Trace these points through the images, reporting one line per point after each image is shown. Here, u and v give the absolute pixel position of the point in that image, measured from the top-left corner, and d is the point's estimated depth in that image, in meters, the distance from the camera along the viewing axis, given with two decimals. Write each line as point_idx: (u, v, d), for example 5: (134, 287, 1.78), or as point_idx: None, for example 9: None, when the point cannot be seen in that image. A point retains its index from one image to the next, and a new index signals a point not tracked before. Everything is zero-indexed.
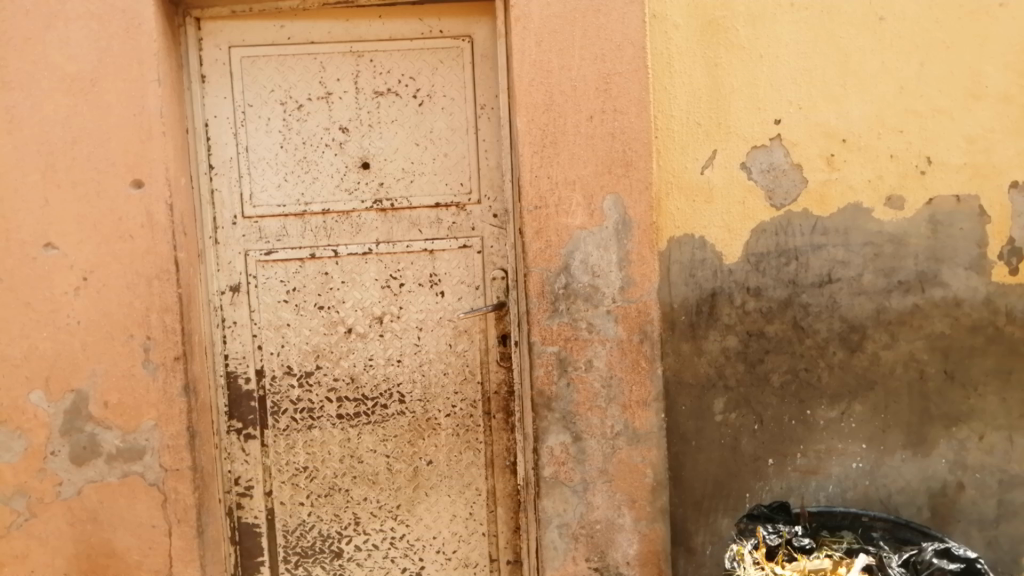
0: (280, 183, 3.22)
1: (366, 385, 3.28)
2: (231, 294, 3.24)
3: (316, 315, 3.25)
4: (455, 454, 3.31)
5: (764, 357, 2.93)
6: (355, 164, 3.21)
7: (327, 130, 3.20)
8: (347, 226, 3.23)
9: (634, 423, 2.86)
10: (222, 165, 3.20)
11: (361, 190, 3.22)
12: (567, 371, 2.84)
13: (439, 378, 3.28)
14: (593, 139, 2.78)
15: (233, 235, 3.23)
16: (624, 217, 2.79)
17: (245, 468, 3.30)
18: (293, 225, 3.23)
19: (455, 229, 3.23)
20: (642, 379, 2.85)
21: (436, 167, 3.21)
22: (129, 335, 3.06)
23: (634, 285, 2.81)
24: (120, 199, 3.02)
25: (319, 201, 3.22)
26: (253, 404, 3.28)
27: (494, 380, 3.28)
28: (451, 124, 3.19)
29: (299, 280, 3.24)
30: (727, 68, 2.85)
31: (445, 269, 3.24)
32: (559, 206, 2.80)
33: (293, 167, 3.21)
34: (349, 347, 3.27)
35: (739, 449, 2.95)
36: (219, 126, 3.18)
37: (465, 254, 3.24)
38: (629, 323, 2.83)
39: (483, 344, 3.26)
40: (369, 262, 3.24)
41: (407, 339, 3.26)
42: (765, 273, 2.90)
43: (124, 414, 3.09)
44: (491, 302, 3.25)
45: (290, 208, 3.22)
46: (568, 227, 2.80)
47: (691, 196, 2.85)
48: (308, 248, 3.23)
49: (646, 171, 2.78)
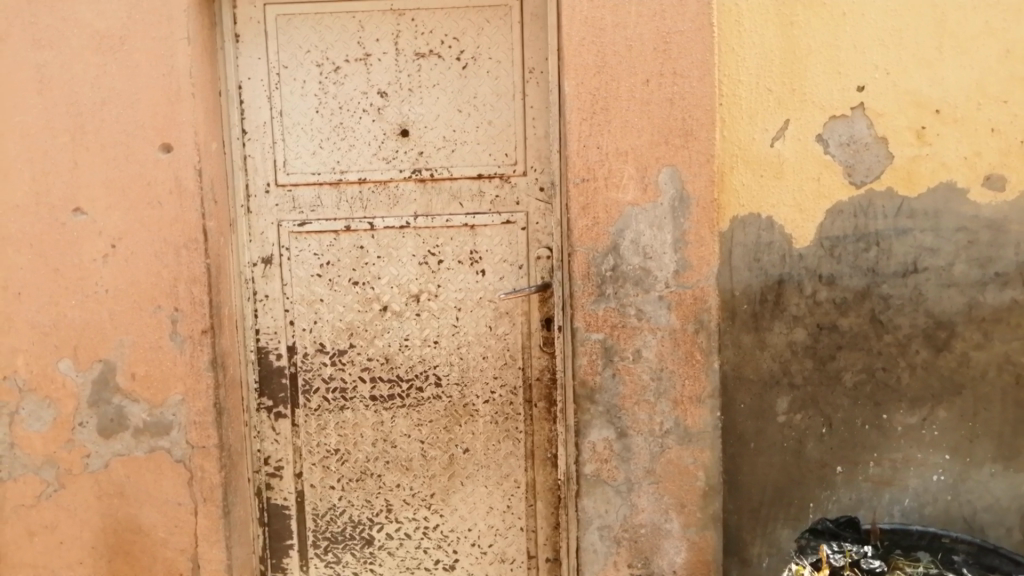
0: (315, 150, 3.04)
1: (402, 366, 3.08)
2: (263, 267, 3.08)
3: (351, 290, 3.07)
4: (493, 443, 3.10)
5: (836, 353, 2.62)
6: (393, 131, 3.00)
7: (365, 94, 3.00)
8: (384, 198, 3.03)
9: (685, 421, 2.60)
10: (256, 130, 3.04)
11: (399, 159, 3.01)
12: (613, 360, 2.60)
13: (478, 362, 3.07)
14: (649, 106, 2.50)
15: (266, 204, 3.06)
16: (682, 193, 2.51)
17: (275, 448, 3.15)
18: (329, 194, 3.05)
19: (499, 202, 3.00)
20: (697, 372, 2.58)
21: (479, 136, 2.98)
22: (156, 306, 2.94)
23: (691, 269, 2.54)
24: (148, 164, 2.89)
25: (355, 170, 3.03)
26: (284, 382, 3.12)
27: (536, 366, 3.06)
28: (497, 89, 2.95)
29: (333, 253, 3.06)
30: (805, 27, 2.52)
31: (486, 245, 3.01)
32: (610, 179, 2.54)
33: (329, 133, 3.02)
34: (385, 326, 3.07)
35: (804, 454, 2.66)
36: (253, 89, 3.02)
37: (508, 230, 3.00)
38: (684, 311, 2.56)
39: (526, 328, 3.04)
40: (407, 236, 3.03)
41: (445, 319, 3.06)
42: (840, 260, 2.58)
43: (152, 387, 2.98)
44: (535, 283, 3.01)
45: (326, 176, 3.04)
46: (618, 202, 2.54)
47: (759, 171, 2.55)
48: (344, 219, 3.05)
49: (708, 141, 2.50)
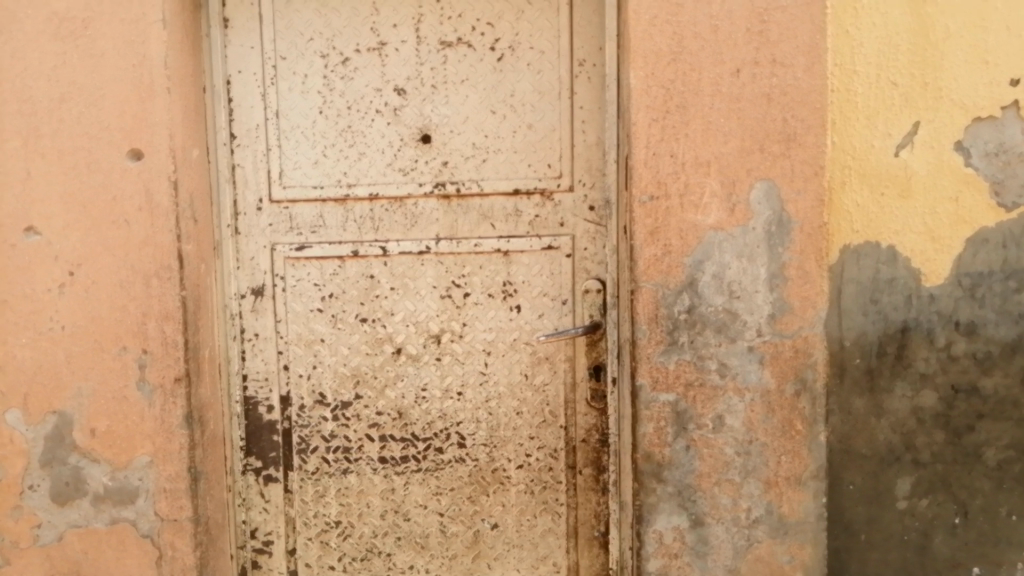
0: (317, 159, 2.51)
1: (417, 423, 2.52)
2: (253, 299, 2.54)
3: (357, 330, 2.51)
4: (527, 518, 2.52)
5: (976, 423, 2.03)
6: (412, 137, 2.47)
7: (378, 91, 2.47)
8: (400, 218, 2.49)
9: (780, 508, 2.02)
10: (246, 133, 2.52)
11: (418, 170, 2.48)
12: (686, 429, 2.03)
13: (510, 419, 2.49)
14: (739, 103, 1.95)
15: (257, 224, 2.53)
16: (781, 215, 1.95)
17: (264, 519, 2.60)
18: (332, 212, 2.51)
19: (539, 224, 2.44)
20: (797, 447, 2.00)
21: (517, 143, 2.43)
22: (121, 347, 2.40)
23: (791, 314, 1.97)
24: (114, 173, 2.35)
25: (365, 183, 2.49)
26: (276, 439, 2.57)
27: (581, 426, 2.47)
28: (539, 86, 2.41)
29: (337, 284, 2.51)
30: (941, 3, 1.95)
31: (523, 276, 2.45)
32: (686, 196, 1.98)
33: (334, 138, 2.50)
34: (397, 373, 2.51)
35: (931, 551, 2.06)
36: (245, 84, 2.50)
37: (550, 258, 2.44)
38: (780, 367, 1.99)
39: (570, 378, 2.46)
40: (426, 264, 2.48)
41: (471, 366, 2.49)
42: (984, 303, 2.00)
43: (115, 445, 2.43)
44: (582, 323, 2.43)
45: (329, 191, 2.51)
46: (698, 226, 1.98)
47: (878, 188, 1.99)
48: (350, 243, 2.51)
49: (817, 148, 1.94)
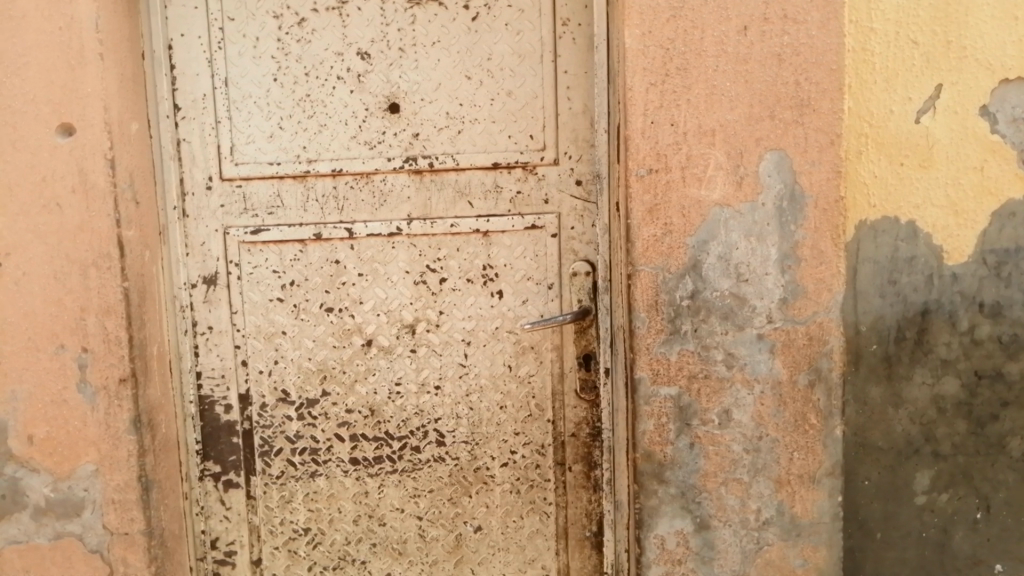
0: (272, 132, 2.26)
1: (392, 420, 2.31)
2: (205, 289, 2.30)
3: (322, 320, 2.29)
4: (512, 519, 2.33)
5: (999, 412, 1.88)
6: (378, 106, 2.23)
7: (339, 56, 2.22)
8: (367, 196, 2.26)
9: (792, 508, 1.86)
10: (192, 104, 2.26)
11: (386, 143, 2.24)
12: (690, 425, 1.85)
13: (493, 414, 2.29)
14: (747, 64, 1.75)
15: (207, 205, 2.28)
16: (793, 188, 1.76)
17: (225, 528, 2.37)
18: (291, 191, 2.27)
19: (521, 201, 2.23)
20: (811, 442, 1.84)
21: (495, 111, 2.20)
22: (58, 345, 2.11)
23: (804, 298, 1.79)
24: (41, 151, 2.06)
25: (327, 158, 2.25)
26: (236, 442, 2.34)
27: (569, 419, 2.28)
28: (519, 48, 2.18)
29: (299, 271, 2.28)
30: None
31: (504, 259, 2.24)
32: (688, 169, 1.78)
33: (291, 109, 2.25)
34: (368, 367, 2.29)
35: (950, 548, 1.92)
36: (188, 49, 2.23)
37: (534, 238, 2.23)
38: (793, 356, 1.81)
39: (557, 369, 2.26)
40: (397, 247, 2.26)
41: (449, 358, 2.28)
42: (1009, 282, 1.84)
43: (55, 454, 2.15)
44: (570, 309, 2.24)
45: (287, 167, 2.26)
46: (702, 202, 1.78)
47: (897, 157, 1.80)
48: (312, 225, 2.27)
49: (833, 114, 1.75)
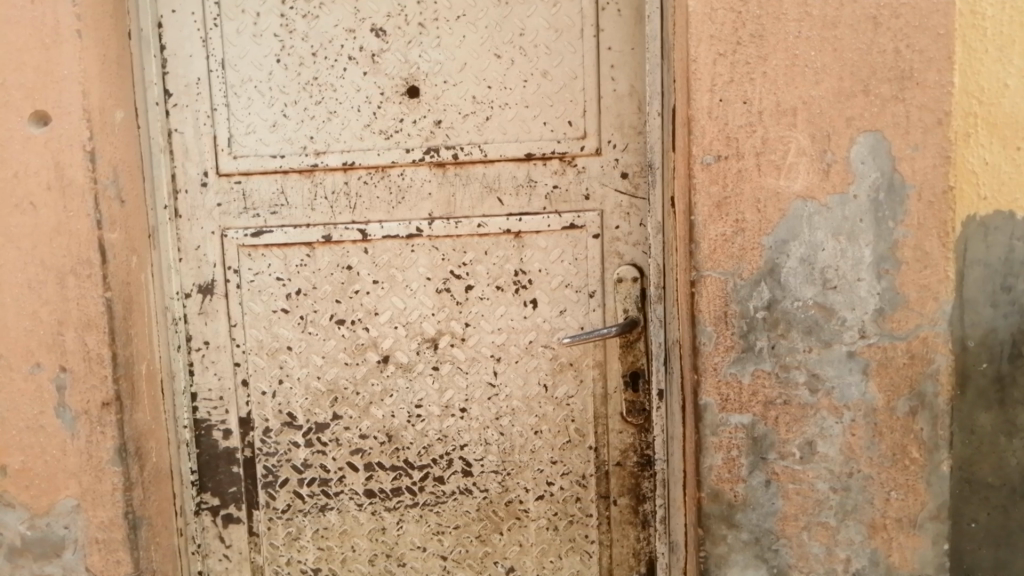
0: (275, 121, 1.99)
1: (412, 447, 2.03)
2: (200, 299, 2.03)
3: (332, 335, 2.01)
4: (549, 560, 2.04)
5: None
6: (395, 90, 1.96)
7: (351, 33, 1.95)
8: (383, 193, 1.99)
9: (888, 556, 1.57)
10: (185, 90, 1.99)
11: (405, 133, 1.97)
12: (765, 459, 1.56)
13: (527, 440, 2.01)
14: (836, 28, 1.46)
15: (203, 204, 2.01)
16: (891, 178, 1.48)
17: (225, 569, 2.10)
18: (297, 188, 2.00)
19: (558, 197, 1.95)
20: (911, 480, 1.55)
21: (528, 94, 1.92)
22: (32, 364, 1.84)
23: (904, 309, 1.51)
24: (12, 141, 1.79)
25: (337, 150, 1.98)
26: (236, 471, 2.07)
27: (613, 446, 2.00)
28: (556, 21, 1.90)
29: (306, 278, 2.00)
30: None
31: (539, 263, 1.96)
32: (764, 156, 1.50)
33: (296, 94, 1.98)
34: (385, 387, 2.02)
35: None
36: (181, 27, 1.98)
37: (572, 239, 1.95)
38: (890, 379, 1.53)
39: (600, 389, 1.98)
40: (418, 250, 1.98)
41: (477, 377, 2.00)
42: None
43: (30, 488, 1.87)
44: (616, 321, 1.96)
45: (292, 160, 1.99)
46: (781, 194, 1.50)
47: (1013, 141, 1.50)
48: (321, 226, 1.99)
49: (939, 88, 1.46)
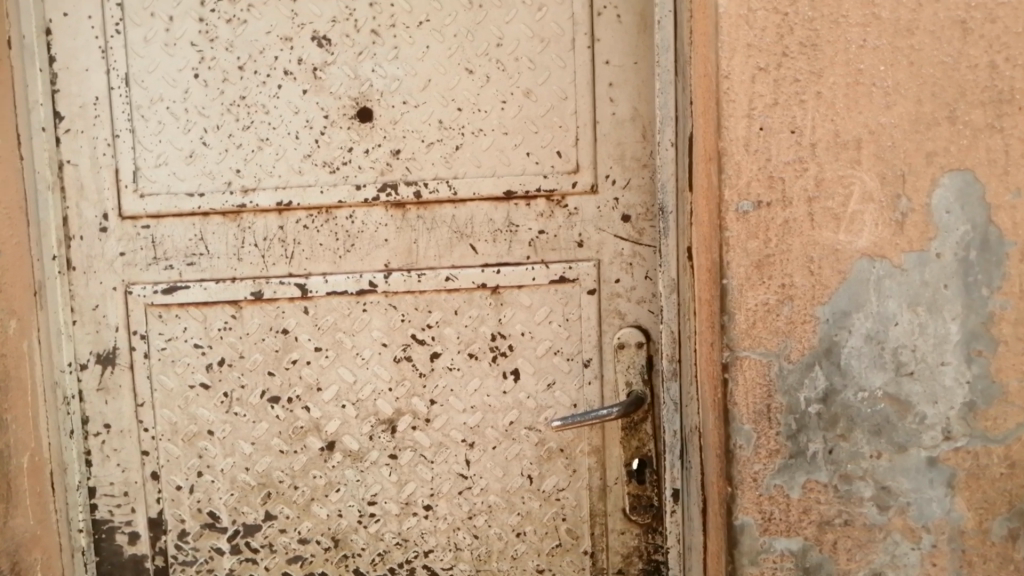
0: (193, 151, 1.60)
1: (364, 555, 1.64)
2: (98, 371, 1.63)
3: (264, 415, 1.62)
4: None
5: None
6: (342, 113, 1.58)
7: (287, 42, 1.57)
8: (327, 239, 1.60)
9: None
10: (80, 112, 1.60)
11: (353, 165, 1.59)
12: None
13: (507, 544, 1.63)
14: (912, 36, 1.11)
15: (102, 253, 1.62)
16: (986, 231, 1.13)
17: None
18: (219, 234, 1.61)
19: (545, 244, 1.58)
20: None
21: (507, 118, 1.55)
22: None
23: (1002, 403, 1.15)
24: None
25: (269, 186, 1.60)
26: None
27: (614, 551, 1.63)
28: (541, 28, 1.54)
29: (230, 346, 1.61)
30: None
31: (522, 325, 1.59)
32: (818, 202, 1.15)
33: (219, 117, 1.59)
34: (330, 480, 1.63)
35: None
36: (75, 34, 1.58)
37: (562, 296, 1.58)
38: (982, 494, 1.16)
39: (597, 481, 1.61)
40: (371, 310, 1.59)
41: (445, 467, 1.62)
42: None
43: None
44: (621, 399, 1.58)
45: (214, 199, 1.60)
46: (841, 252, 1.15)
47: None
48: (251, 280, 1.60)
49: None
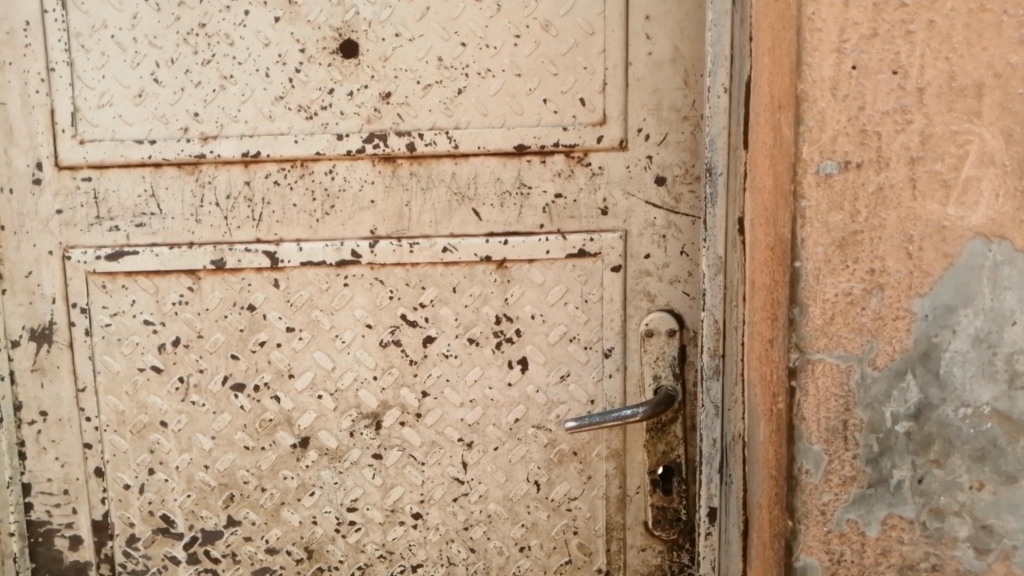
0: (142, 89, 1.33)
1: (342, 568, 1.41)
2: (32, 350, 1.38)
3: (226, 406, 1.38)
4: None
5: None
6: (322, 46, 1.31)
7: None
8: (302, 198, 1.34)
9: None
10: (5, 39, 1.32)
11: (334, 110, 1.32)
12: None
13: (508, 560, 1.40)
14: None
15: (37, 211, 1.36)
16: None
17: None
18: (174, 189, 1.35)
19: (562, 211, 1.32)
20: None
21: (520, 56, 1.29)
22: None
23: None
24: None
25: (234, 134, 1.33)
26: None
27: (632, 570, 1.40)
28: None
29: (187, 324, 1.36)
30: None
31: (532, 307, 1.34)
32: (924, 164, 0.90)
33: (174, 49, 1.32)
34: (303, 482, 1.39)
35: None
36: None
37: (581, 273, 1.33)
38: None
39: (616, 490, 1.37)
40: (353, 285, 1.34)
41: (438, 469, 1.38)
42: None
43: None
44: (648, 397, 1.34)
45: (168, 147, 1.34)
46: (949, 229, 0.90)
47: None
48: (211, 245, 1.35)
49: None
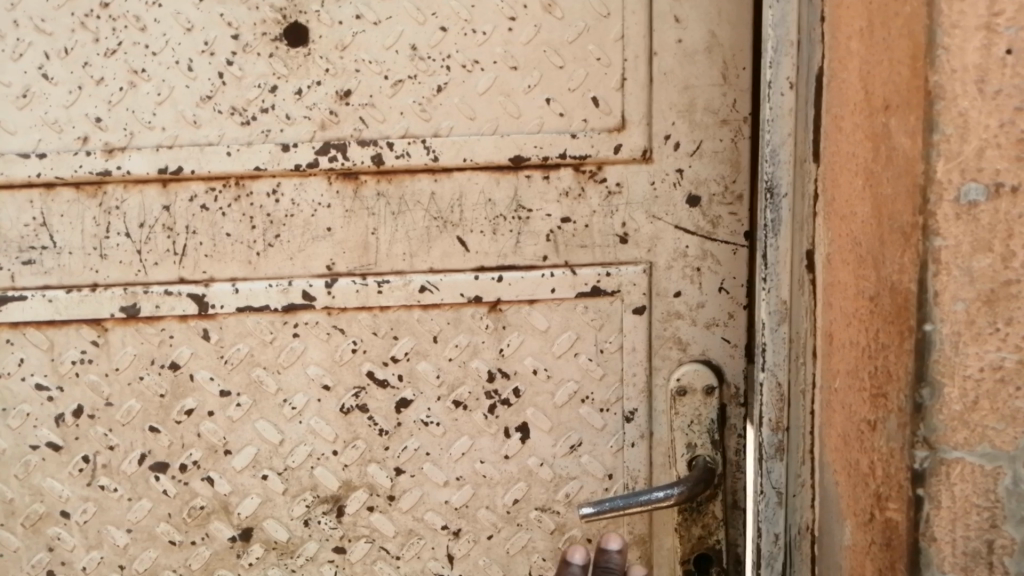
0: (25, 87, 1.01)
1: None
2: None
3: (144, 491, 1.07)
4: None
5: None
6: (261, 31, 1.01)
7: None
8: (237, 226, 1.04)
9: None
10: None
11: (276, 113, 1.02)
12: None
13: None
14: None
15: None
16: None
17: None
18: (71, 216, 1.03)
19: (571, 241, 1.05)
20: None
21: (515, 44, 1.01)
22: None
23: None
24: None
25: (148, 145, 1.02)
26: None
27: None
28: None
29: (92, 388, 1.06)
30: None
31: (534, 361, 1.06)
32: None
33: (67, 36, 1.01)
34: None
35: None
36: None
37: (595, 317, 1.06)
38: None
39: None
40: (305, 337, 1.04)
41: (417, 565, 1.10)
42: None
43: None
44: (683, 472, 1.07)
45: (63, 162, 1.02)
46: None
47: None
48: (121, 288, 1.04)
49: None
